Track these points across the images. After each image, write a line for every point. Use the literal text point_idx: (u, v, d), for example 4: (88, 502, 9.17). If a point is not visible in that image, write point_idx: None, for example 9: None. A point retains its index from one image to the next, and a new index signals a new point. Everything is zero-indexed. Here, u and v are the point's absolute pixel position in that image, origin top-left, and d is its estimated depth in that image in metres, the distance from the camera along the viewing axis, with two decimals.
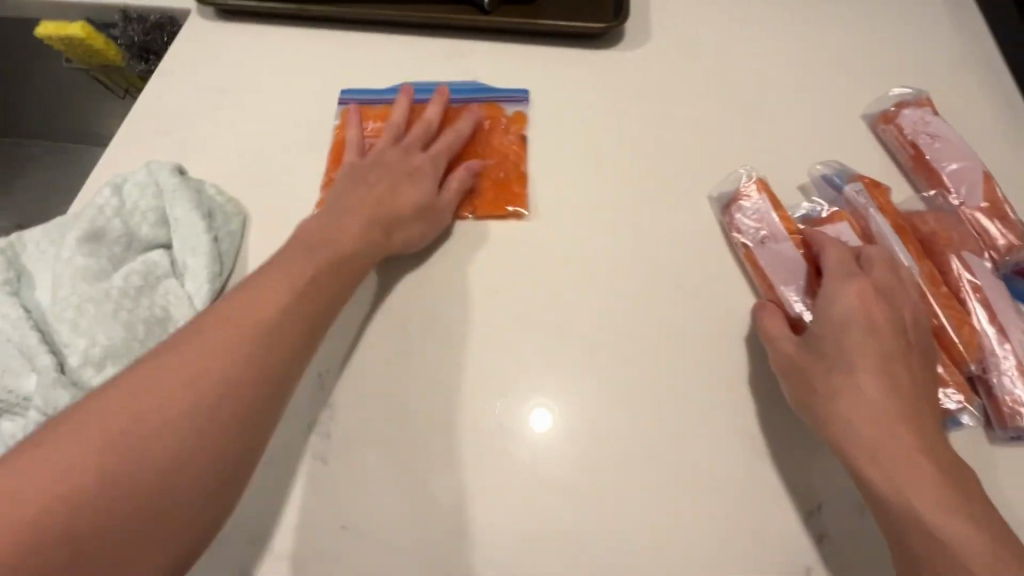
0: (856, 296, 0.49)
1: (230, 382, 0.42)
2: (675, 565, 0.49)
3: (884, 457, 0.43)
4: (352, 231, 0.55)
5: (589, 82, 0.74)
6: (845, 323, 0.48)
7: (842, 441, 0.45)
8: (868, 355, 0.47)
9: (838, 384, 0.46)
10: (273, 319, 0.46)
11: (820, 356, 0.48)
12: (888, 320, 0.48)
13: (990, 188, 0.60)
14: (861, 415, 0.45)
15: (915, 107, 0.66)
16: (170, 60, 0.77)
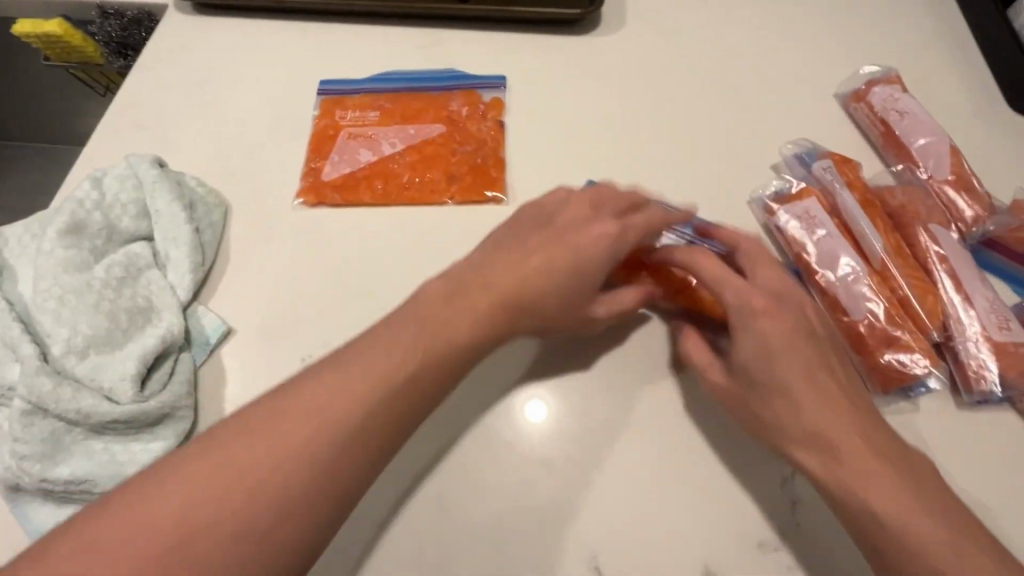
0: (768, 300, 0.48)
1: (313, 478, 0.39)
2: (653, 537, 0.48)
3: (846, 475, 0.42)
4: (466, 314, 0.48)
5: (565, 68, 0.75)
6: (761, 346, 0.46)
7: (791, 446, 0.45)
8: (793, 364, 0.45)
9: (778, 413, 0.45)
10: (358, 414, 0.42)
11: (747, 380, 0.47)
12: (797, 320, 0.47)
13: (956, 161, 0.61)
14: (800, 433, 0.44)
15: (884, 85, 0.67)
16: (149, 56, 0.77)
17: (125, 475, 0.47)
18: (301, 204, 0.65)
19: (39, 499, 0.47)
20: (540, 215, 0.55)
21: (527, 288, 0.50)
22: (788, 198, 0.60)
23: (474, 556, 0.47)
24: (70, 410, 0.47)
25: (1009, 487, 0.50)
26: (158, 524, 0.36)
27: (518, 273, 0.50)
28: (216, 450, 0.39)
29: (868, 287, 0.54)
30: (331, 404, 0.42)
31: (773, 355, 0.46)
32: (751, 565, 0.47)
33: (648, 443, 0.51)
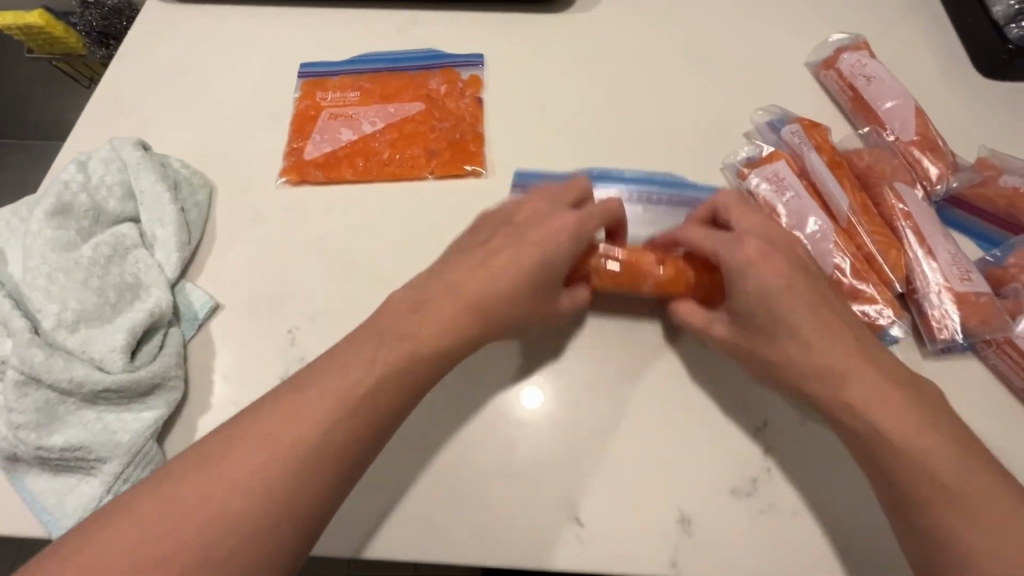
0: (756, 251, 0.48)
1: (317, 455, 0.40)
2: (633, 486, 0.50)
3: (877, 408, 0.42)
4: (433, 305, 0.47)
5: (541, 46, 0.76)
6: (769, 296, 0.47)
7: (809, 389, 0.45)
8: (797, 311, 0.46)
9: (795, 355, 0.46)
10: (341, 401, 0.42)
11: (758, 329, 0.48)
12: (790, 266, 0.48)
13: (922, 122, 0.63)
14: (822, 376, 0.45)
15: (852, 51, 0.69)
16: (130, 45, 0.78)
17: (118, 441, 0.49)
18: (284, 183, 0.67)
19: (36, 468, 0.49)
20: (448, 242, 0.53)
21: (487, 275, 0.49)
22: (759, 162, 0.62)
23: (458, 511, 0.49)
24: (62, 380, 0.48)
25: (972, 430, 0.52)
26: (220, 498, 0.38)
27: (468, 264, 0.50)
28: (244, 434, 0.40)
29: (834, 244, 0.56)
30: (342, 380, 0.43)
31: (774, 311, 0.46)
32: (725, 511, 0.49)
33: (624, 400, 0.53)
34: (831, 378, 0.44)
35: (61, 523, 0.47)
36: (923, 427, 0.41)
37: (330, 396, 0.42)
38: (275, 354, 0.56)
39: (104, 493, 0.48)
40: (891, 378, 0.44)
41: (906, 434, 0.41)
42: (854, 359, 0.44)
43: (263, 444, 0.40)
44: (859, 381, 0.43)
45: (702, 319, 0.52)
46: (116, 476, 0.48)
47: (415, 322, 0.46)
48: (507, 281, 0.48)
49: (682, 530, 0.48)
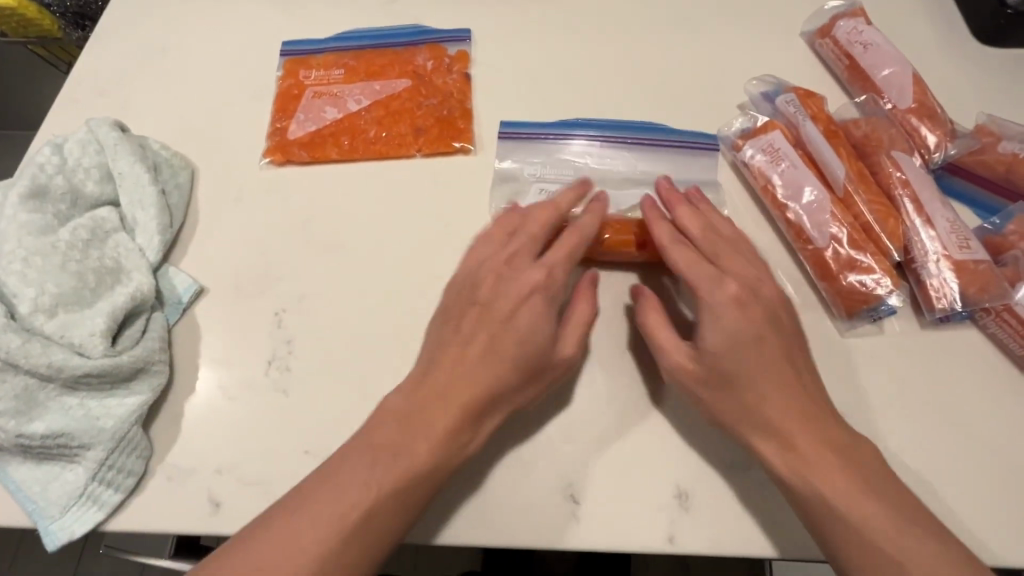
0: (732, 306, 0.47)
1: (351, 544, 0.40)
2: (629, 463, 0.49)
3: (822, 475, 0.42)
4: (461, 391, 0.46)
5: (530, 20, 0.74)
6: (758, 386, 0.45)
7: (769, 446, 0.44)
8: (764, 371, 0.46)
9: (765, 404, 0.45)
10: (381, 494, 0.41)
11: (724, 377, 0.46)
12: (761, 313, 0.47)
13: (919, 89, 0.62)
14: (782, 421, 0.44)
15: (848, 18, 0.67)
16: (105, 26, 0.76)
17: (102, 427, 0.47)
18: (268, 164, 0.65)
19: (18, 457, 0.47)
20: (466, 286, 0.51)
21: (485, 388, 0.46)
22: (754, 133, 0.60)
23: (452, 490, 0.48)
24: (41, 364, 0.47)
25: (970, 398, 0.51)
26: None
27: (477, 352, 0.47)
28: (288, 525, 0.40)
29: (831, 215, 0.55)
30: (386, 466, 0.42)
31: (737, 354, 0.46)
32: (722, 485, 0.48)
33: (620, 377, 0.52)
34: (772, 422, 0.44)
35: (46, 512, 0.46)
36: (861, 486, 0.41)
37: (367, 487, 0.42)
38: (262, 337, 0.55)
39: (90, 480, 0.47)
40: (834, 437, 0.43)
41: (835, 477, 0.42)
42: (805, 407, 0.45)
43: (303, 546, 0.39)
44: (805, 432, 0.43)
45: (670, 342, 0.49)
46: (100, 463, 0.47)
47: (462, 380, 0.46)
48: (506, 371, 0.46)
49: (679, 505, 0.47)
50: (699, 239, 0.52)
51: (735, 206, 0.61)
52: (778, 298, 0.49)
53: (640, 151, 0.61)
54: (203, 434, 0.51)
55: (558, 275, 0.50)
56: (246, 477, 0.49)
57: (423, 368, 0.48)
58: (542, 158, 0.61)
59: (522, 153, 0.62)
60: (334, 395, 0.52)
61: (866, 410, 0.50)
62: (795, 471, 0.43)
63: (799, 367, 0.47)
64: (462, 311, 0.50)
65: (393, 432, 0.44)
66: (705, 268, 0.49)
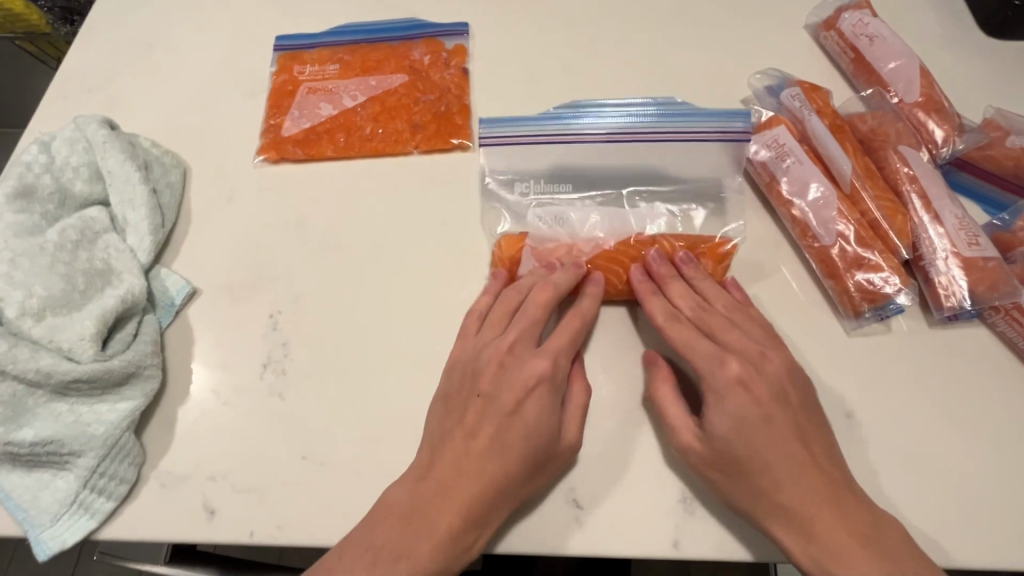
0: (735, 388, 0.46)
1: None
2: (633, 466, 0.48)
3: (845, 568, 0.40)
4: (462, 477, 0.44)
5: (529, 13, 0.73)
6: (768, 479, 0.43)
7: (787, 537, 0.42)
8: (779, 462, 0.43)
9: (777, 493, 0.43)
10: None
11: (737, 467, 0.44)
12: (766, 390, 0.46)
13: (926, 82, 0.61)
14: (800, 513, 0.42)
15: (853, 9, 0.66)
16: (94, 20, 0.74)
17: (92, 434, 0.46)
18: (262, 162, 0.63)
19: (6, 465, 0.46)
20: (467, 373, 0.49)
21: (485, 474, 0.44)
22: (758, 128, 0.59)
23: None
24: (30, 370, 0.46)
25: (979, 399, 0.50)
26: None
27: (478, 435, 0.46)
28: None
29: (838, 211, 0.54)
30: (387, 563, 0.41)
31: (746, 437, 0.44)
32: None
33: (622, 378, 0.51)
34: (785, 506, 0.42)
35: (36, 521, 0.45)
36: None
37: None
38: (257, 340, 0.54)
39: (80, 488, 0.45)
40: (857, 521, 0.41)
41: (858, 564, 0.40)
42: (821, 486, 0.43)
43: None
44: (827, 517, 0.42)
45: (677, 424, 0.46)
46: (92, 470, 0.45)
47: (470, 476, 0.44)
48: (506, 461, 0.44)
49: (684, 509, 0.47)
50: (697, 314, 0.50)
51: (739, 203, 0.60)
52: (783, 370, 0.47)
53: (635, 150, 0.57)
54: (197, 439, 0.50)
55: (561, 361, 0.49)
56: (242, 486, 0.48)
57: (429, 464, 0.46)
58: (532, 167, 0.58)
59: (513, 160, 0.58)
60: (331, 399, 0.51)
61: (874, 411, 0.49)
62: (821, 563, 0.41)
63: (810, 441, 0.45)
64: (464, 401, 0.48)
65: (408, 525, 0.43)
66: (707, 350, 0.48)
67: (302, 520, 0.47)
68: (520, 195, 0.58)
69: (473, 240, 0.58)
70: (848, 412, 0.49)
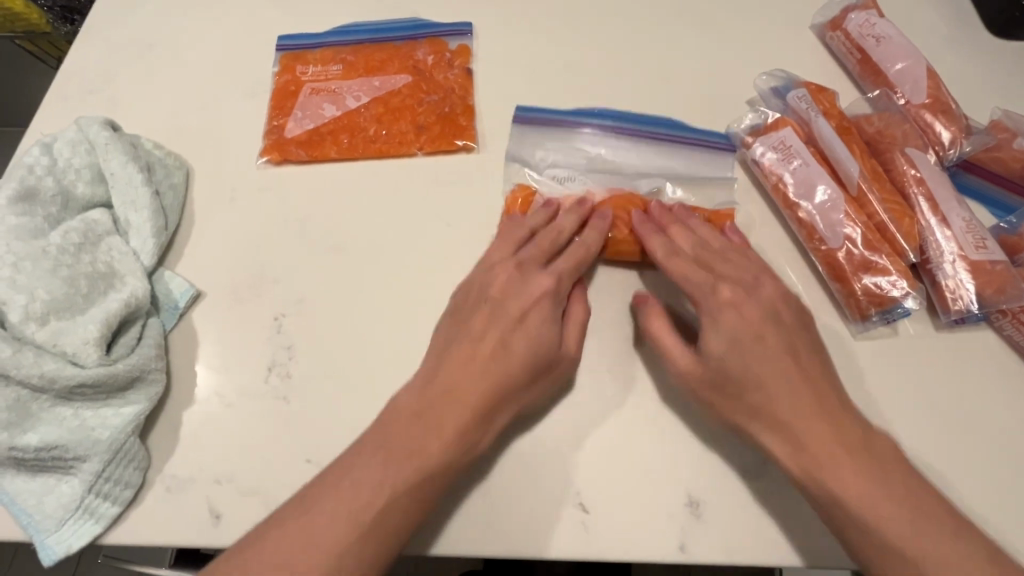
0: (729, 311, 0.48)
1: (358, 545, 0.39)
2: (640, 472, 0.48)
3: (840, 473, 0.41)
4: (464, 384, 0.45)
5: (533, 13, 0.72)
6: (766, 389, 0.45)
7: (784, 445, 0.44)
8: (774, 377, 0.45)
9: (772, 404, 0.44)
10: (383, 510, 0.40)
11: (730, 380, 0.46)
12: (759, 313, 0.48)
13: (934, 83, 0.60)
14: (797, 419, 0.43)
15: (860, 10, 0.65)
16: (95, 20, 0.73)
17: (97, 439, 0.46)
18: (265, 163, 0.63)
19: (11, 469, 0.46)
20: (478, 286, 0.51)
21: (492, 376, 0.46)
22: (764, 130, 0.59)
23: (458, 500, 0.47)
24: (33, 375, 0.46)
25: (985, 402, 0.50)
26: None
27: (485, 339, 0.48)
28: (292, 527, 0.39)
29: (845, 214, 0.53)
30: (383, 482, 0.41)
31: (740, 353, 0.46)
32: (734, 492, 0.47)
33: (628, 382, 0.51)
34: (779, 417, 0.44)
35: (41, 526, 0.45)
36: (878, 485, 0.40)
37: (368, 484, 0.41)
38: (262, 343, 0.54)
39: (85, 493, 0.45)
40: (848, 432, 0.43)
41: (844, 470, 0.41)
42: (813, 399, 0.44)
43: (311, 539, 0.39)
44: (819, 427, 0.43)
45: (671, 346, 0.49)
46: (97, 475, 0.45)
47: (468, 380, 0.45)
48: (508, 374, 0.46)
49: (690, 513, 0.46)
50: (695, 251, 0.52)
51: (745, 205, 0.59)
52: (776, 295, 0.49)
53: (649, 142, 0.61)
54: (201, 442, 0.49)
55: (563, 282, 0.51)
56: (247, 488, 0.48)
57: (433, 368, 0.47)
58: (553, 143, 0.62)
59: (537, 136, 0.62)
60: (336, 402, 0.51)
61: (880, 414, 0.49)
62: (810, 471, 0.42)
63: (804, 360, 0.46)
64: (476, 309, 0.50)
65: (412, 428, 0.43)
66: (700, 277, 0.50)
67: None
68: (539, 157, 0.61)
69: (478, 243, 0.58)
70: None
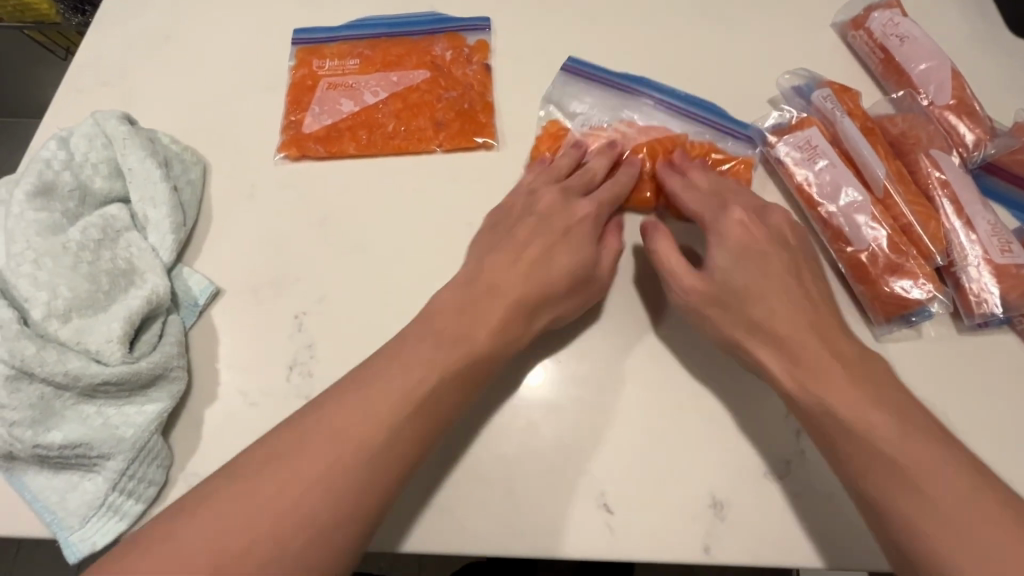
0: (738, 227, 0.51)
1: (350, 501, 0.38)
2: (665, 474, 0.48)
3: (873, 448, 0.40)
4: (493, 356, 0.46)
5: (552, 8, 0.72)
6: (775, 312, 0.46)
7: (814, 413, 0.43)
8: (791, 314, 0.46)
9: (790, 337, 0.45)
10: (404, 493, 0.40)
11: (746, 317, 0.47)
12: (767, 235, 0.51)
13: (958, 85, 0.60)
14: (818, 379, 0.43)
15: (883, 9, 0.65)
16: (108, 12, 0.72)
17: (121, 437, 0.46)
18: (283, 159, 0.62)
19: (34, 467, 0.46)
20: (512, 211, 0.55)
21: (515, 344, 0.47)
22: (789, 128, 0.58)
23: (481, 501, 0.47)
24: (58, 373, 0.45)
25: (1006, 406, 0.50)
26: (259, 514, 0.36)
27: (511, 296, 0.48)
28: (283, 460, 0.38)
29: (870, 216, 0.53)
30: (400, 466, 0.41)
31: (748, 271, 0.49)
32: (758, 494, 0.47)
33: (652, 384, 0.51)
34: (776, 333, 0.46)
35: (65, 522, 0.45)
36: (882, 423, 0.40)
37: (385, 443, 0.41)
38: (282, 341, 0.54)
39: (109, 491, 0.45)
40: (844, 352, 0.44)
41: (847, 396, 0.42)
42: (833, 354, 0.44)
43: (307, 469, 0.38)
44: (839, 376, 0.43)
45: (679, 263, 0.51)
46: (121, 473, 0.45)
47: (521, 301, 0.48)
48: None
49: (714, 515, 0.47)
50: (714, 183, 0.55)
51: (768, 207, 0.59)
52: (784, 221, 0.53)
53: (674, 116, 0.61)
54: (224, 440, 0.49)
55: (604, 208, 0.54)
56: None
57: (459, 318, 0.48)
58: (586, 98, 0.63)
59: (573, 86, 0.64)
60: None
61: None
62: (803, 383, 0.44)
63: (806, 282, 0.49)
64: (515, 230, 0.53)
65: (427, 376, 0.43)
66: (713, 207, 0.53)
67: None
68: (570, 107, 0.63)
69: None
70: None
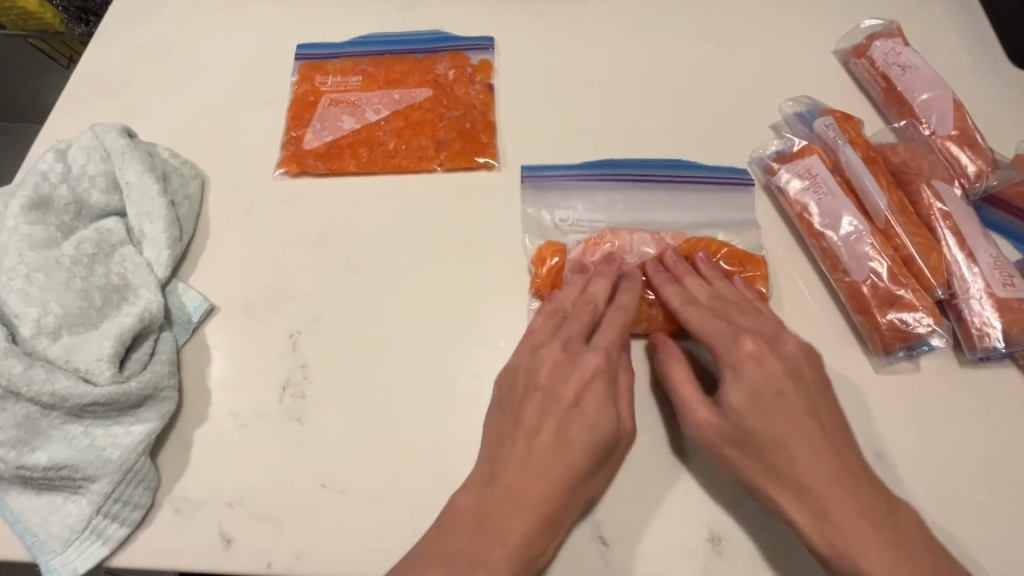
0: (749, 360, 0.47)
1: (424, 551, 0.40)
2: (660, 508, 0.47)
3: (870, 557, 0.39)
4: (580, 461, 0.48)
5: (555, 28, 0.72)
6: (754, 415, 0.45)
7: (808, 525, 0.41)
8: (778, 418, 0.44)
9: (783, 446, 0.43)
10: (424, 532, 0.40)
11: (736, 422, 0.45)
12: (782, 366, 0.47)
13: (960, 116, 0.60)
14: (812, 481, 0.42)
15: (885, 38, 0.65)
16: (116, 20, 0.73)
17: (108, 458, 0.45)
18: (282, 175, 0.62)
19: (16, 487, 0.45)
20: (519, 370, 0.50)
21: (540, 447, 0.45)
22: (790, 157, 0.58)
23: None
24: (44, 392, 0.44)
25: (1010, 442, 0.49)
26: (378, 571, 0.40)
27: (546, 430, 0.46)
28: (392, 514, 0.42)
29: (870, 246, 0.53)
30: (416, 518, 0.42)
31: (751, 394, 0.45)
32: (757, 529, 0.46)
33: (646, 412, 0.50)
34: (758, 433, 0.44)
35: (47, 545, 0.44)
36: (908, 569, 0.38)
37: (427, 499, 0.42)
38: (276, 360, 0.53)
39: (93, 514, 0.44)
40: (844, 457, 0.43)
41: (865, 536, 0.39)
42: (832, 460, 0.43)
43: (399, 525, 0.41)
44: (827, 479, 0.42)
45: (694, 399, 0.47)
46: (106, 496, 0.44)
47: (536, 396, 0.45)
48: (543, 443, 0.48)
49: (711, 549, 0.45)
50: (709, 301, 0.51)
51: (768, 232, 0.59)
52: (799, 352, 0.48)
53: (688, 191, 0.59)
54: (212, 461, 0.48)
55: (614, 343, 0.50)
56: (263, 506, 0.47)
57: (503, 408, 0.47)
58: (594, 208, 0.59)
59: (567, 187, 0.59)
60: (353, 426, 0.50)
61: (903, 447, 0.49)
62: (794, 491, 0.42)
63: (826, 421, 0.45)
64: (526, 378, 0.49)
65: None
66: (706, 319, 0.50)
67: (320, 547, 0.46)
68: (566, 208, 0.58)
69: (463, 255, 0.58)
70: (878, 456, 0.49)
